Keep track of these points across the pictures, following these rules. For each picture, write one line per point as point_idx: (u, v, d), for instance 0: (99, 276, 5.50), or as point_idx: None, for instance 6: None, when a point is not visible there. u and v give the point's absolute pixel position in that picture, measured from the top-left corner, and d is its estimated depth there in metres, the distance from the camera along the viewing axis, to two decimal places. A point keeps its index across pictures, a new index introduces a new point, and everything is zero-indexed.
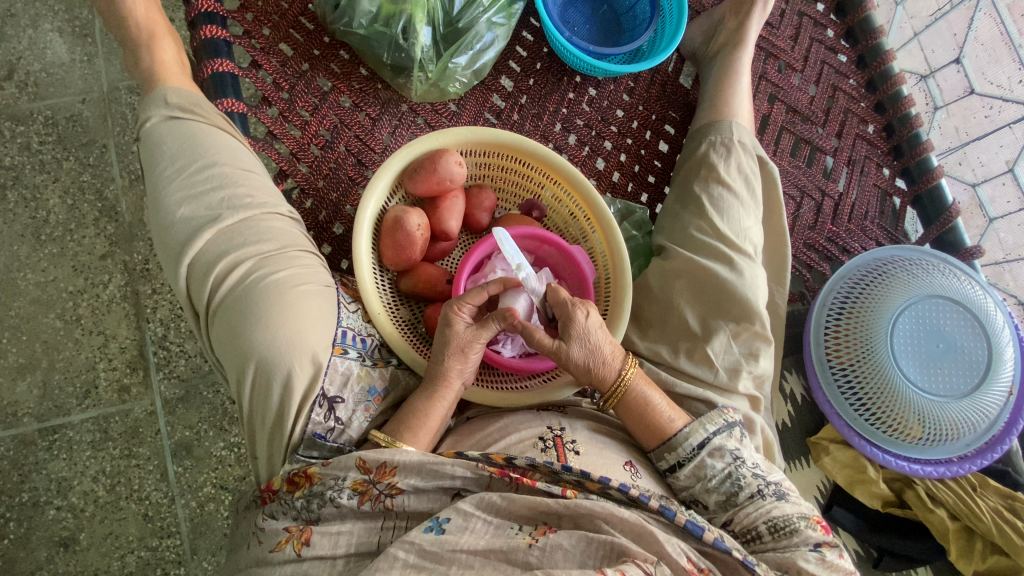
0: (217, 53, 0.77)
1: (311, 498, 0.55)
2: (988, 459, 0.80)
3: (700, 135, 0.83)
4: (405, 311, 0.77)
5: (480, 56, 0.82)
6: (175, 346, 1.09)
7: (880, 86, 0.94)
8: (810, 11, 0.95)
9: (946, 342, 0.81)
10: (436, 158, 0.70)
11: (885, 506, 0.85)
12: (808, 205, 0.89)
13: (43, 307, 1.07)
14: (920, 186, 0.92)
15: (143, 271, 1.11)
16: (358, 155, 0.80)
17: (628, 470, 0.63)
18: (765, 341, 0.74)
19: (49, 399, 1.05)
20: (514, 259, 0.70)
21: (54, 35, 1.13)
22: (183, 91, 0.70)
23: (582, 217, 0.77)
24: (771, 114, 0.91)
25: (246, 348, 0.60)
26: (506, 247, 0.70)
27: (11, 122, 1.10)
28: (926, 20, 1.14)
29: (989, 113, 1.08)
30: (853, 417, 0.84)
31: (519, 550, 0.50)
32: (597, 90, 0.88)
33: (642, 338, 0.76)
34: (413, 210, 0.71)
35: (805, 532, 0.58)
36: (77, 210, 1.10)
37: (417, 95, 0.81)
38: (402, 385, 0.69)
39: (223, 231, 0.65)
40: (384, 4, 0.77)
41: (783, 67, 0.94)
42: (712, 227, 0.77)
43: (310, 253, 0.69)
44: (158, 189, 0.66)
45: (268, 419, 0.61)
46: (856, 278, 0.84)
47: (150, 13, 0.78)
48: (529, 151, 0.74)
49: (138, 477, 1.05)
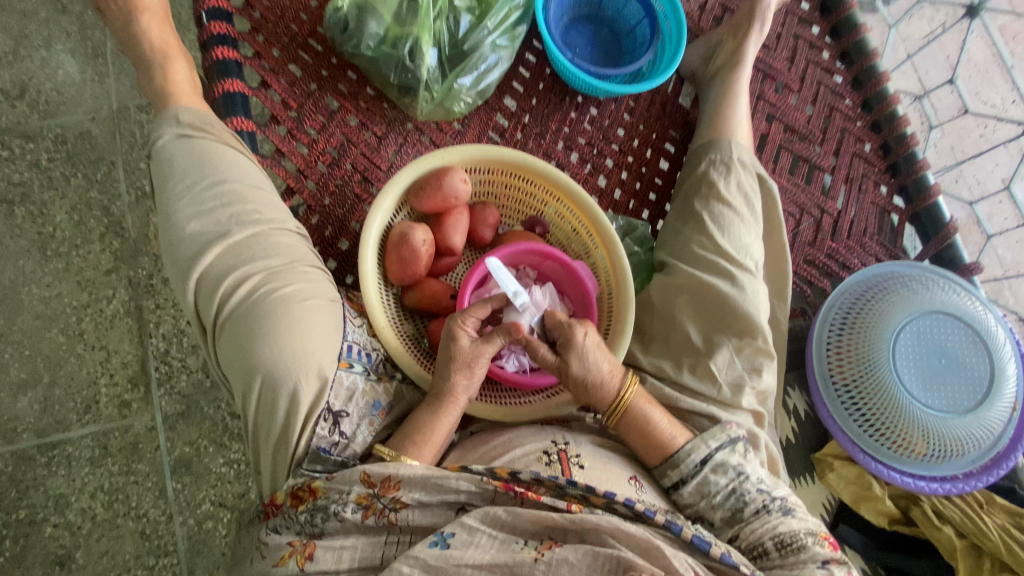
0: (228, 74, 0.78)
1: (315, 513, 0.55)
2: (994, 476, 0.79)
3: (700, 154, 0.85)
4: (409, 326, 0.78)
5: (485, 76, 0.83)
6: (177, 361, 1.10)
7: (876, 106, 0.96)
8: (805, 34, 0.98)
9: (947, 358, 0.81)
10: (442, 175, 0.71)
11: (891, 524, 0.84)
12: (807, 222, 0.90)
13: (46, 322, 1.07)
14: (917, 205, 0.94)
15: (147, 286, 1.11)
16: (364, 172, 0.81)
17: (633, 484, 0.63)
18: (768, 356, 0.75)
19: (48, 414, 1.05)
20: (511, 289, 0.69)
21: (66, 55, 1.15)
22: (194, 110, 0.72)
23: (585, 233, 0.79)
24: (769, 133, 0.93)
25: (253, 363, 0.61)
26: (499, 278, 0.70)
27: (20, 139, 1.12)
28: (919, 42, 1.14)
29: (983, 132, 1.11)
30: (857, 432, 0.83)
31: (524, 564, 0.49)
32: (599, 109, 0.90)
33: (645, 352, 0.77)
34: (418, 226, 0.72)
35: (812, 549, 0.57)
36: (83, 226, 1.11)
37: (422, 114, 0.83)
38: (407, 401, 0.69)
39: (233, 246, 0.66)
40: (391, 27, 0.79)
41: (781, 87, 0.96)
42: (713, 243, 0.78)
43: (317, 268, 0.70)
44: (168, 204, 0.67)
45: (272, 433, 0.61)
46: (856, 294, 0.85)
47: (165, 36, 0.81)
48: (532, 169, 0.75)
49: (136, 494, 1.05)
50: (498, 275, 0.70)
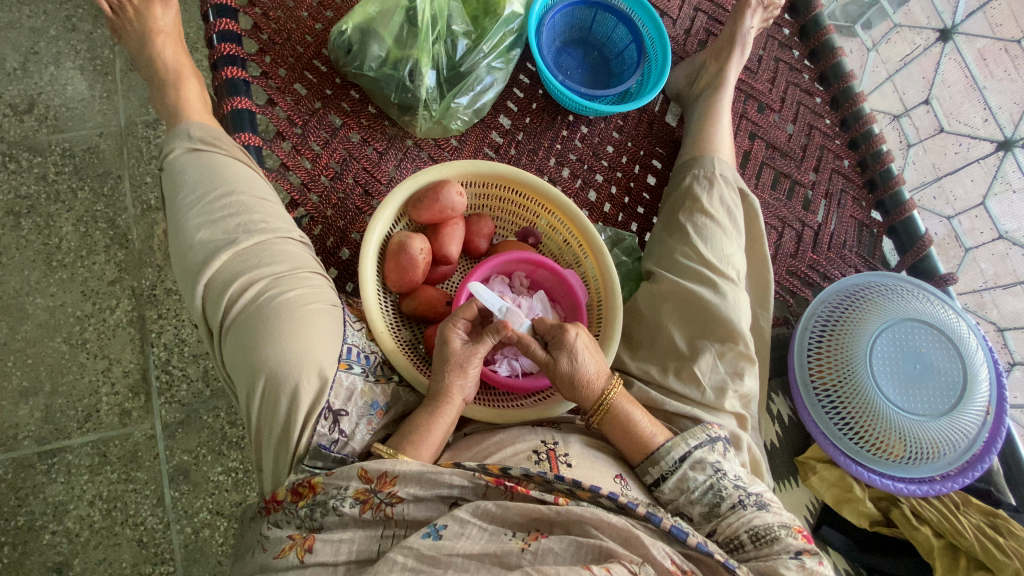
0: (236, 92, 0.83)
1: (315, 507, 0.58)
2: (970, 477, 0.82)
3: (684, 169, 0.89)
4: (407, 332, 0.81)
5: (481, 97, 0.88)
6: (178, 369, 1.13)
7: (853, 125, 1.01)
8: (785, 57, 1.04)
9: (923, 363, 0.85)
10: (439, 188, 0.75)
11: (873, 525, 0.87)
12: (789, 235, 0.94)
13: (50, 331, 1.10)
14: (894, 218, 0.98)
15: (150, 296, 1.15)
16: (365, 186, 0.85)
17: (618, 482, 0.66)
18: (750, 361, 0.78)
19: (50, 422, 1.07)
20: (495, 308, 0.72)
21: (75, 73, 1.20)
22: (204, 126, 0.76)
23: (576, 243, 0.82)
24: (751, 150, 0.97)
25: (257, 363, 0.64)
26: (482, 298, 0.72)
27: (29, 153, 1.16)
28: (897, 64, 1.22)
29: (960, 149, 1.13)
30: (838, 436, 0.86)
31: (513, 554, 0.52)
32: (589, 128, 0.95)
33: (632, 357, 0.80)
34: (416, 236, 0.76)
35: (785, 540, 0.60)
36: (89, 238, 1.15)
37: (421, 131, 0.88)
38: (403, 402, 0.72)
39: (239, 254, 0.69)
40: (392, 50, 0.84)
41: (762, 108, 1.01)
42: (697, 253, 0.82)
43: (319, 274, 0.73)
44: (179, 214, 0.71)
45: (275, 431, 0.64)
46: (835, 302, 0.89)
47: (177, 57, 0.86)
48: (525, 183, 0.79)
49: (134, 502, 1.07)
50: (480, 296, 0.72)
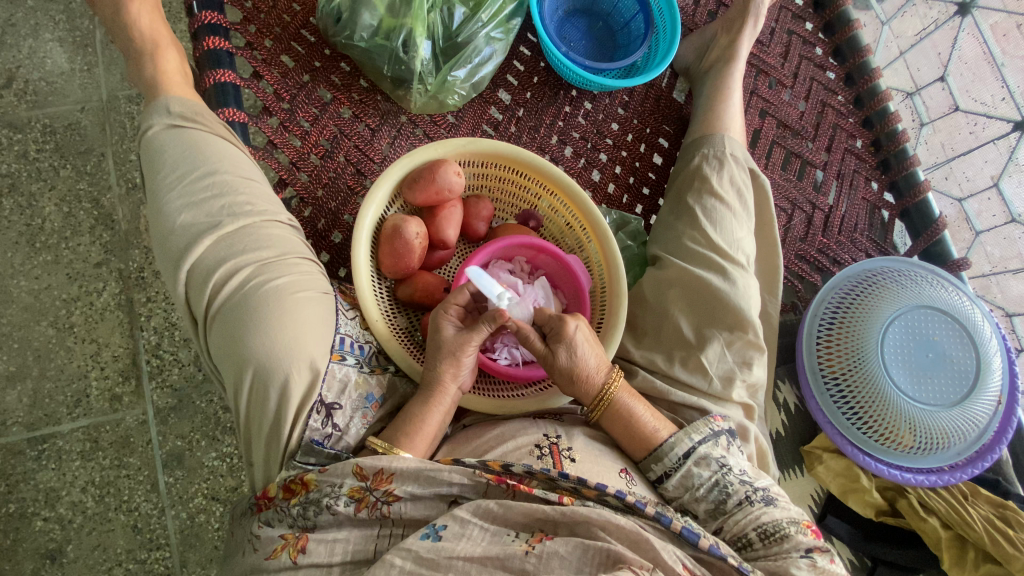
0: (219, 64, 0.78)
1: (307, 506, 0.55)
2: (978, 468, 0.80)
3: (694, 148, 0.85)
4: (403, 319, 0.78)
5: (479, 70, 0.83)
6: (168, 354, 1.09)
7: (868, 103, 0.97)
8: (799, 29, 0.98)
9: (936, 352, 0.83)
10: (436, 167, 0.71)
11: (879, 515, 0.86)
12: (799, 217, 0.91)
13: (36, 315, 1.06)
14: (907, 200, 0.95)
15: (138, 279, 1.11)
16: (357, 164, 0.81)
17: (623, 477, 0.63)
18: (759, 350, 0.75)
19: (38, 408, 1.04)
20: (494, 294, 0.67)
21: (54, 44, 1.14)
22: (185, 100, 0.71)
23: (579, 227, 0.79)
24: (762, 128, 0.93)
25: (244, 355, 0.61)
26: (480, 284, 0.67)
27: (7, 130, 1.10)
28: (910, 40, 1.15)
29: (974, 129, 1.08)
30: (846, 425, 0.85)
31: (516, 557, 0.50)
32: (593, 104, 0.90)
33: (637, 346, 0.77)
34: (412, 219, 0.72)
35: (795, 538, 0.58)
36: (73, 218, 1.10)
37: (417, 107, 0.83)
38: (399, 394, 0.70)
39: (224, 238, 0.65)
40: (385, 18, 0.78)
41: (774, 84, 0.96)
42: (705, 237, 0.78)
43: (310, 260, 0.69)
44: (159, 195, 0.67)
45: (265, 425, 0.61)
46: (847, 288, 0.86)
47: (154, 24, 0.80)
48: (526, 162, 0.75)
49: (128, 487, 1.04)
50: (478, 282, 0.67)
